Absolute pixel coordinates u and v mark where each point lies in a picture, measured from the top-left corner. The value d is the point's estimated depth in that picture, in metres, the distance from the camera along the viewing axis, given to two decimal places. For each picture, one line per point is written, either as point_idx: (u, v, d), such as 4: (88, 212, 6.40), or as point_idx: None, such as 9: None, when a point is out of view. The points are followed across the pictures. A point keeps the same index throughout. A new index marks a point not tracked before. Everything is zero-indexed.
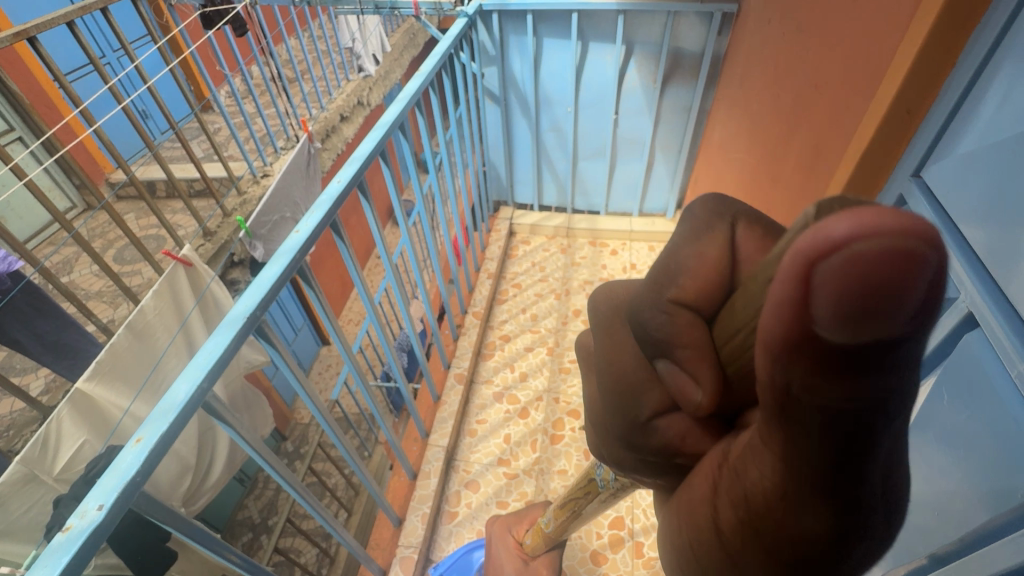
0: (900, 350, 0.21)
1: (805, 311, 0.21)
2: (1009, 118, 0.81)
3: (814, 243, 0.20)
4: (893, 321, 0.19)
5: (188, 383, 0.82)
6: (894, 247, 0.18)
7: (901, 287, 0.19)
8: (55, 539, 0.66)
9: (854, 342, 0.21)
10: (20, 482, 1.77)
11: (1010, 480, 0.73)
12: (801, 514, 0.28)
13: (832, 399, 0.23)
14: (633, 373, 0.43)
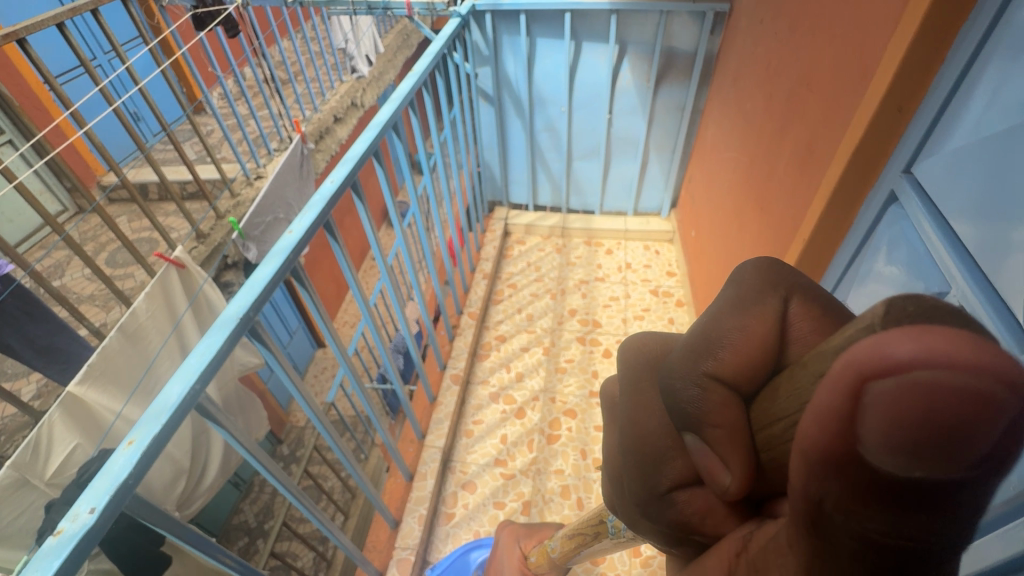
0: (961, 498, 0.19)
1: (852, 426, 0.20)
2: (997, 114, 0.82)
3: (875, 360, 0.19)
4: (950, 464, 0.18)
5: (181, 385, 0.81)
6: (967, 385, 0.16)
7: (967, 428, 0.17)
8: (46, 543, 0.65)
9: (905, 475, 0.19)
10: (11, 489, 1.75)
11: None
12: None
13: (872, 529, 0.22)
14: (655, 441, 0.43)
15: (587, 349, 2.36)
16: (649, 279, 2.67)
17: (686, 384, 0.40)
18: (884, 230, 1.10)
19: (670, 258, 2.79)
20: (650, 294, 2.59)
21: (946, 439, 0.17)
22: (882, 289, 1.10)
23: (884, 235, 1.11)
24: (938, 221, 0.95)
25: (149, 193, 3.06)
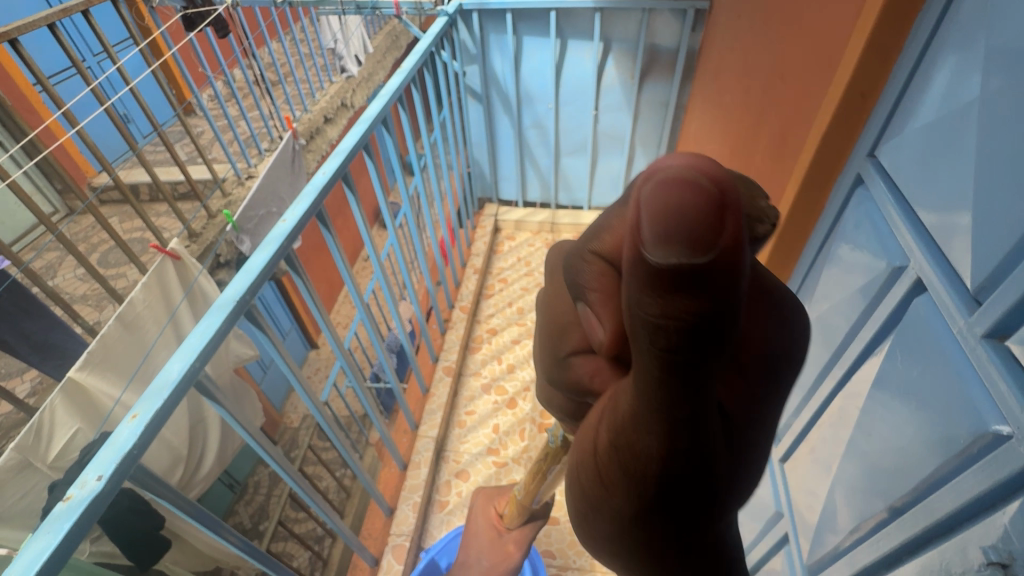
0: (708, 275, 0.29)
1: (638, 231, 0.31)
2: (947, 96, 0.88)
3: (650, 185, 0.31)
4: (690, 237, 0.29)
5: (181, 362, 0.85)
6: (682, 184, 0.30)
7: (688, 209, 0.29)
8: (56, 508, 0.68)
9: (671, 260, 0.29)
10: (16, 469, 1.81)
11: (950, 429, 0.79)
12: (647, 434, 0.35)
13: (659, 322, 0.31)
14: (564, 313, 0.52)
15: None
16: None
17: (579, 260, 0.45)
18: (852, 212, 1.16)
19: None
20: None
21: (685, 219, 0.29)
22: (849, 269, 1.15)
23: (851, 216, 1.16)
24: (898, 197, 0.99)
25: (140, 194, 3.08)
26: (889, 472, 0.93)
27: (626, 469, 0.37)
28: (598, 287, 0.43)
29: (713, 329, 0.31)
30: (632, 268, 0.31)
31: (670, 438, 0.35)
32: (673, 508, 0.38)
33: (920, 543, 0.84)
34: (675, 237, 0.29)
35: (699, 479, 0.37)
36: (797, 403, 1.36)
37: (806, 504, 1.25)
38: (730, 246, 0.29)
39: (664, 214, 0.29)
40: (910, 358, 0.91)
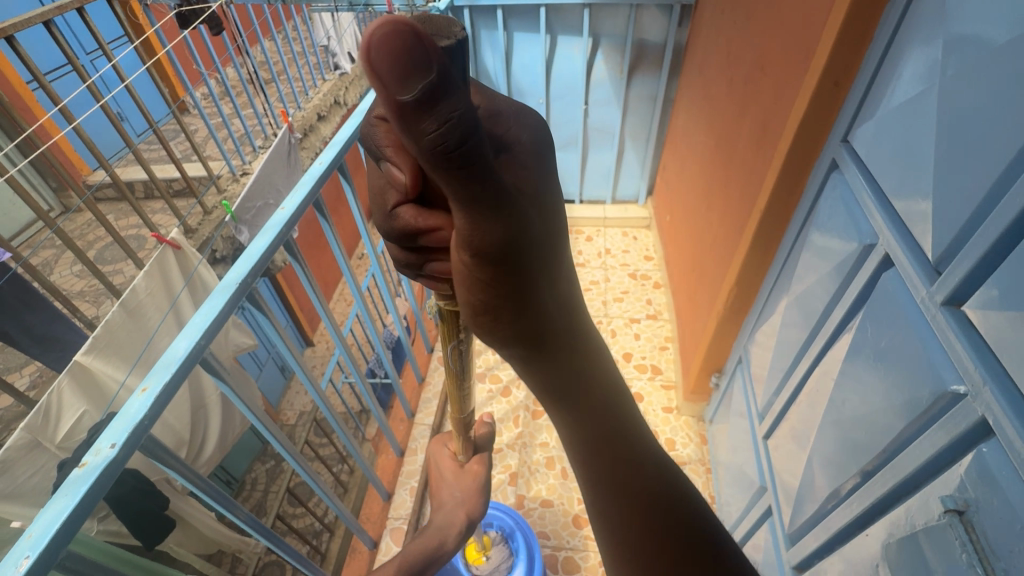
0: (439, 98, 0.34)
1: (376, 88, 0.33)
2: (909, 82, 0.93)
3: (363, 52, 0.33)
4: (410, 73, 0.33)
5: (187, 340, 0.89)
6: (386, 35, 0.32)
7: (399, 50, 0.32)
8: (72, 473, 0.72)
9: (407, 96, 0.33)
10: (24, 449, 1.84)
11: (913, 393, 0.84)
12: (480, 230, 0.43)
13: (431, 149, 0.36)
14: (382, 181, 0.61)
15: None
16: (627, 264, 2.79)
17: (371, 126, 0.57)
18: (827, 195, 1.21)
19: (648, 243, 2.90)
20: (629, 278, 2.72)
21: (399, 62, 0.32)
22: (824, 251, 1.20)
23: (827, 200, 1.21)
24: (869, 179, 1.04)
25: (136, 191, 3.10)
26: (860, 439, 0.98)
27: (483, 272, 0.47)
28: (388, 141, 0.55)
29: (474, 135, 0.36)
30: (391, 113, 0.35)
31: (495, 237, 0.44)
32: (522, 289, 0.49)
33: (888, 502, 0.90)
34: (406, 77, 0.33)
35: (529, 264, 0.48)
36: (778, 382, 1.41)
37: (787, 476, 1.31)
38: (440, 64, 0.33)
39: (389, 62, 0.32)
40: (879, 329, 0.96)
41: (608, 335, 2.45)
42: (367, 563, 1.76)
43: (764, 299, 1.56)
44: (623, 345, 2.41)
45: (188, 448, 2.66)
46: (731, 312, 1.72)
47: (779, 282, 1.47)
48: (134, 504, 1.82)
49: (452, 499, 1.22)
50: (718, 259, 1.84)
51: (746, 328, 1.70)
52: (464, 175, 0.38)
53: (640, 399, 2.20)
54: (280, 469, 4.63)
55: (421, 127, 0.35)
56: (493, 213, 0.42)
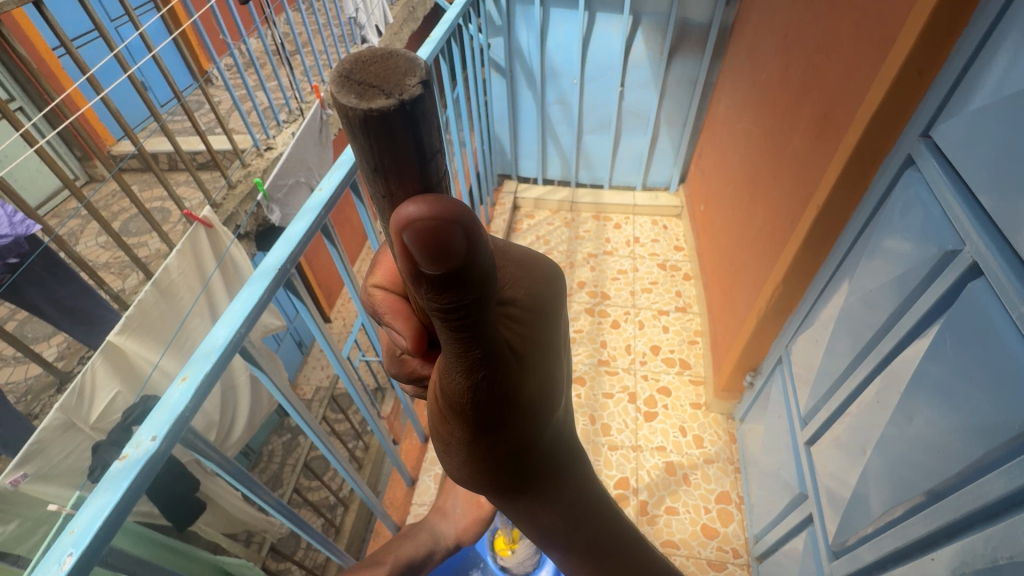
0: (461, 275, 0.34)
1: (412, 255, 0.33)
2: (1012, 76, 0.84)
3: (402, 220, 0.32)
4: (447, 243, 0.32)
5: (227, 328, 0.85)
6: (433, 212, 0.32)
7: (443, 233, 0.32)
8: (114, 466, 0.69)
9: (440, 270, 0.33)
10: (60, 429, 1.82)
11: (1001, 417, 0.78)
12: (459, 378, 0.42)
13: (439, 306, 0.35)
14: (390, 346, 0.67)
15: (596, 320, 2.43)
16: (656, 253, 2.71)
17: (373, 302, 0.66)
18: (900, 194, 1.12)
19: (678, 233, 2.82)
20: (658, 268, 2.64)
21: (439, 241, 0.32)
22: (892, 252, 1.12)
23: (899, 199, 1.12)
24: (955, 181, 0.96)
25: (160, 163, 3.09)
26: (925, 459, 0.93)
27: (446, 409, 0.46)
28: (389, 310, 0.62)
29: (478, 304, 0.36)
30: (410, 273, 0.34)
31: (473, 387, 0.43)
32: (496, 432, 0.48)
33: (959, 528, 0.85)
34: (441, 266, 0.33)
35: (507, 413, 0.47)
36: (826, 388, 1.35)
37: (831, 487, 1.26)
38: (470, 252, 0.33)
39: (419, 247, 0.32)
40: (960, 344, 0.89)
41: (636, 327, 2.39)
42: None
43: (813, 299, 1.49)
44: (651, 337, 2.35)
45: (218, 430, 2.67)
46: (774, 310, 1.65)
47: (832, 281, 1.40)
48: (164, 485, 1.84)
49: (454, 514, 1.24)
50: (760, 254, 1.76)
51: (789, 328, 1.63)
52: (456, 333, 0.38)
53: (667, 394, 2.15)
54: (297, 442, 4.72)
55: (441, 298, 0.35)
56: (479, 371, 0.41)
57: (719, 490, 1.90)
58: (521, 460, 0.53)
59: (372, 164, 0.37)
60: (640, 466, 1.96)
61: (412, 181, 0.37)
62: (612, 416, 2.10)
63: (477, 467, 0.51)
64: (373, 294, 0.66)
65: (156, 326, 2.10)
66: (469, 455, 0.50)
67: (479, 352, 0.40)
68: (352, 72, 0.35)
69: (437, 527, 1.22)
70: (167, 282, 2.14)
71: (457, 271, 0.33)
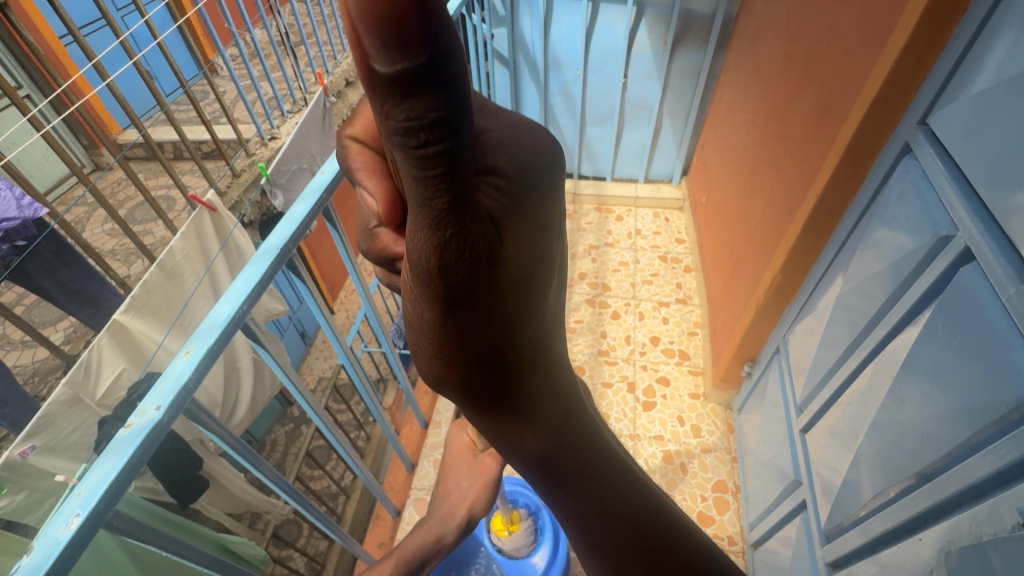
0: (427, 83, 0.22)
1: (360, 50, 0.22)
2: (1009, 62, 0.85)
3: None
4: (407, 28, 0.21)
5: (230, 305, 0.87)
6: None
7: (400, 13, 0.21)
8: (119, 434, 0.71)
9: (399, 77, 0.22)
10: (67, 404, 1.85)
11: (987, 399, 0.80)
12: (429, 250, 0.30)
13: (399, 135, 0.24)
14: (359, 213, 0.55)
15: (596, 311, 2.44)
16: (658, 246, 2.72)
17: (347, 156, 0.52)
18: (897, 182, 1.13)
19: (680, 225, 2.82)
20: (659, 260, 2.64)
21: (394, 18, 0.21)
22: (887, 240, 1.13)
23: (895, 186, 1.13)
24: (950, 168, 0.97)
25: (166, 151, 3.11)
26: (915, 442, 0.94)
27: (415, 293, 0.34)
28: (363, 165, 0.49)
29: (455, 138, 0.25)
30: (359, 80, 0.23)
31: (445, 259, 0.30)
32: (476, 328, 0.36)
33: (946, 509, 0.87)
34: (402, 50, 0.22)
35: (491, 302, 0.35)
36: (821, 376, 1.36)
37: (825, 473, 1.28)
38: (445, 49, 0.22)
39: (368, 22, 0.21)
40: (951, 329, 0.90)
41: (636, 318, 2.40)
42: (391, 530, 1.78)
43: (810, 289, 1.50)
44: (651, 328, 2.36)
45: (223, 409, 2.71)
46: (773, 301, 1.66)
47: (830, 270, 1.40)
48: (169, 463, 1.87)
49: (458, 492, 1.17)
50: (760, 245, 1.77)
51: (786, 318, 1.64)
52: (423, 180, 0.26)
53: (666, 384, 2.17)
54: (300, 431, 4.76)
55: (399, 122, 0.24)
56: (456, 239, 0.30)
57: (716, 479, 1.91)
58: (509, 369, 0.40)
59: None
60: (639, 454, 1.98)
61: None
62: (611, 405, 2.11)
63: (447, 372, 0.39)
64: (348, 146, 0.52)
65: (160, 308, 2.14)
66: (434, 351, 0.37)
67: (446, 195, 0.27)
68: None
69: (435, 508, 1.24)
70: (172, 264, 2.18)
71: (422, 80, 0.22)
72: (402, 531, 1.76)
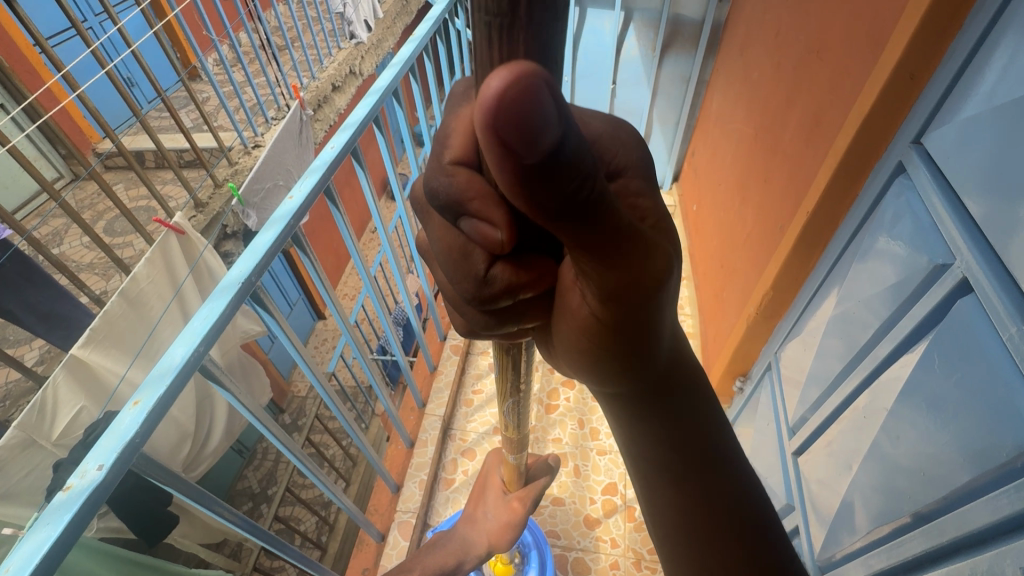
0: (584, 194, 0.39)
1: (548, 183, 0.37)
2: (1008, 82, 0.80)
3: (527, 159, 0.35)
4: (565, 180, 0.37)
5: (184, 347, 0.81)
6: (537, 134, 0.33)
7: (560, 165, 0.36)
8: (56, 498, 0.66)
9: (564, 194, 0.38)
10: (18, 449, 1.80)
11: (988, 441, 0.76)
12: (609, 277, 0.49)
13: (573, 222, 0.41)
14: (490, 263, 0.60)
15: None
16: None
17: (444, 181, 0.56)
18: (890, 202, 1.08)
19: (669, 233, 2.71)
20: None
21: (553, 164, 0.35)
22: (884, 260, 1.09)
23: (889, 207, 1.09)
24: (945, 191, 0.93)
25: (146, 161, 3.04)
26: (912, 477, 0.91)
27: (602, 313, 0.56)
28: (476, 195, 0.55)
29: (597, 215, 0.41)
30: (533, 201, 0.39)
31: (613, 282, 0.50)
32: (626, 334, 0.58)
33: (944, 553, 0.83)
34: (532, 143, 0.34)
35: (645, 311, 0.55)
36: (816, 396, 1.32)
37: (819, 498, 1.24)
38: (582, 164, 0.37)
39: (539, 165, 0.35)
40: (949, 362, 0.86)
41: None
42: (375, 556, 1.71)
43: (803, 305, 1.45)
44: None
45: (193, 440, 2.65)
46: (764, 316, 1.61)
47: (822, 288, 1.36)
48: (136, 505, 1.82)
49: (484, 521, 1.23)
50: (751, 257, 1.72)
51: (778, 335, 1.60)
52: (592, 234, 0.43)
53: None
54: None
55: (572, 209, 0.39)
56: (622, 260, 0.47)
57: None
58: (639, 355, 0.63)
59: (503, 132, 0.34)
60: None
61: (544, 128, 0.34)
62: (600, 420, 2.04)
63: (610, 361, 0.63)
64: (456, 175, 0.55)
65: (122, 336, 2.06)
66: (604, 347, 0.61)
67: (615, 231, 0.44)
68: (499, 101, 0.32)
69: (467, 536, 1.22)
70: (136, 291, 2.12)
71: (582, 186, 0.38)
72: (387, 556, 1.70)
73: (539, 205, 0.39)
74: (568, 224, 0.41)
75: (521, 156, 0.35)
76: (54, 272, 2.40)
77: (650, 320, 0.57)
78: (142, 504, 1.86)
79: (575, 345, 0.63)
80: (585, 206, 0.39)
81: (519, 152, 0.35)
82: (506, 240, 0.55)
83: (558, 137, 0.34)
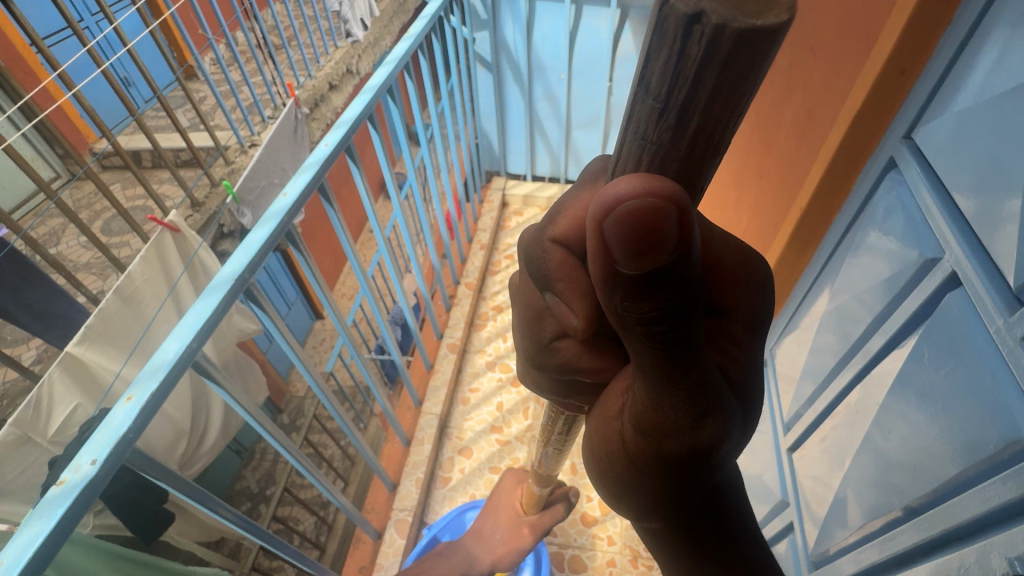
0: (661, 321, 0.39)
1: (634, 295, 0.38)
2: (996, 76, 0.81)
3: (626, 266, 0.36)
4: (651, 302, 0.38)
5: (178, 343, 0.81)
6: (657, 253, 0.35)
7: (656, 288, 0.37)
8: (50, 492, 0.67)
9: (644, 309, 0.38)
10: (15, 444, 1.91)
11: (976, 434, 0.76)
12: (659, 407, 0.46)
13: (639, 332, 0.41)
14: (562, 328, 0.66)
15: None
16: None
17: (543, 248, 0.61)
18: (881, 198, 1.09)
19: None
20: None
21: (649, 283, 0.37)
22: (877, 256, 1.09)
23: (880, 202, 1.09)
24: (936, 187, 0.93)
25: (143, 161, 3.04)
26: (904, 471, 0.91)
27: (636, 439, 0.52)
28: (562, 276, 0.59)
29: (669, 339, 0.40)
30: (614, 297, 0.40)
31: (661, 417, 0.47)
32: (658, 472, 0.52)
33: (934, 546, 0.83)
34: (635, 256, 0.35)
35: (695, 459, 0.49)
36: (810, 391, 1.32)
37: (813, 495, 1.25)
38: (676, 290, 0.37)
39: (630, 275, 0.37)
40: (939, 356, 0.86)
41: None
42: (371, 553, 1.71)
43: (796, 303, 1.45)
44: None
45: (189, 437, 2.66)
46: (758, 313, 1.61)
47: (815, 285, 1.36)
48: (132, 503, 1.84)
49: (492, 538, 1.39)
50: None
51: (773, 332, 1.60)
52: (656, 351, 0.41)
53: None
54: None
55: (647, 326, 0.39)
56: (675, 397, 0.45)
57: None
58: (678, 504, 0.55)
59: (622, 236, 0.35)
60: None
61: (661, 247, 0.35)
62: None
63: (642, 497, 0.56)
64: (550, 252, 0.60)
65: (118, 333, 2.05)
66: (635, 478, 0.55)
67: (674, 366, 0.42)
68: (626, 209, 0.34)
69: (473, 551, 1.37)
70: (131, 289, 2.08)
71: (665, 310, 0.38)
72: (383, 554, 1.71)
73: (617, 301, 0.40)
74: (639, 331, 0.41)
75: (622, 261, 0.36)
76: (51, 272, 2.41)
77: (681, 474, 0.51)
78: (140, 501, 1.88)
79: (594, 453, 0.60)
80: (663, 332, 0.39)
81: (621, 257, 0.36)
82: (582, 328, 0.58)
83: (672, 263, 0.35)
